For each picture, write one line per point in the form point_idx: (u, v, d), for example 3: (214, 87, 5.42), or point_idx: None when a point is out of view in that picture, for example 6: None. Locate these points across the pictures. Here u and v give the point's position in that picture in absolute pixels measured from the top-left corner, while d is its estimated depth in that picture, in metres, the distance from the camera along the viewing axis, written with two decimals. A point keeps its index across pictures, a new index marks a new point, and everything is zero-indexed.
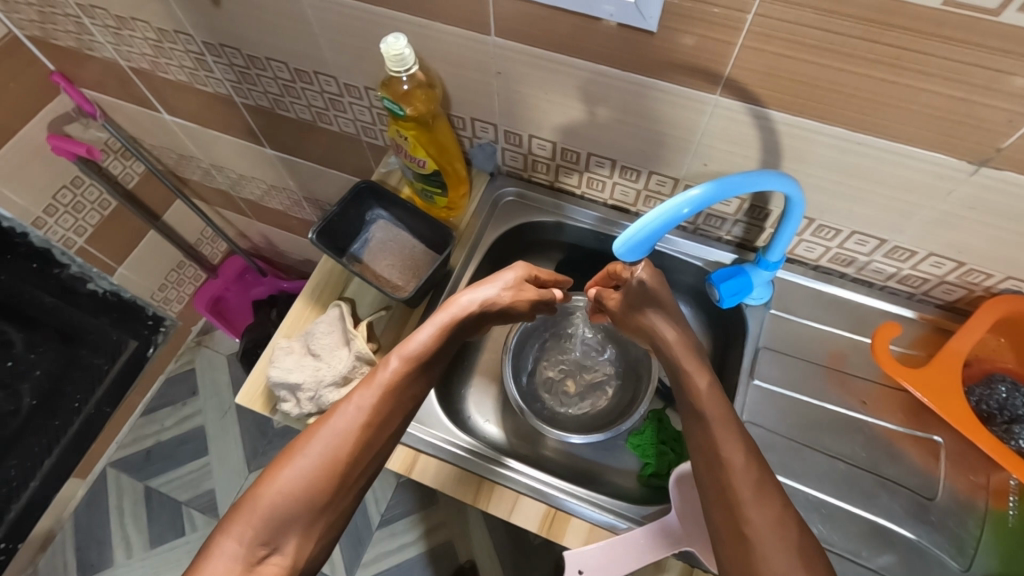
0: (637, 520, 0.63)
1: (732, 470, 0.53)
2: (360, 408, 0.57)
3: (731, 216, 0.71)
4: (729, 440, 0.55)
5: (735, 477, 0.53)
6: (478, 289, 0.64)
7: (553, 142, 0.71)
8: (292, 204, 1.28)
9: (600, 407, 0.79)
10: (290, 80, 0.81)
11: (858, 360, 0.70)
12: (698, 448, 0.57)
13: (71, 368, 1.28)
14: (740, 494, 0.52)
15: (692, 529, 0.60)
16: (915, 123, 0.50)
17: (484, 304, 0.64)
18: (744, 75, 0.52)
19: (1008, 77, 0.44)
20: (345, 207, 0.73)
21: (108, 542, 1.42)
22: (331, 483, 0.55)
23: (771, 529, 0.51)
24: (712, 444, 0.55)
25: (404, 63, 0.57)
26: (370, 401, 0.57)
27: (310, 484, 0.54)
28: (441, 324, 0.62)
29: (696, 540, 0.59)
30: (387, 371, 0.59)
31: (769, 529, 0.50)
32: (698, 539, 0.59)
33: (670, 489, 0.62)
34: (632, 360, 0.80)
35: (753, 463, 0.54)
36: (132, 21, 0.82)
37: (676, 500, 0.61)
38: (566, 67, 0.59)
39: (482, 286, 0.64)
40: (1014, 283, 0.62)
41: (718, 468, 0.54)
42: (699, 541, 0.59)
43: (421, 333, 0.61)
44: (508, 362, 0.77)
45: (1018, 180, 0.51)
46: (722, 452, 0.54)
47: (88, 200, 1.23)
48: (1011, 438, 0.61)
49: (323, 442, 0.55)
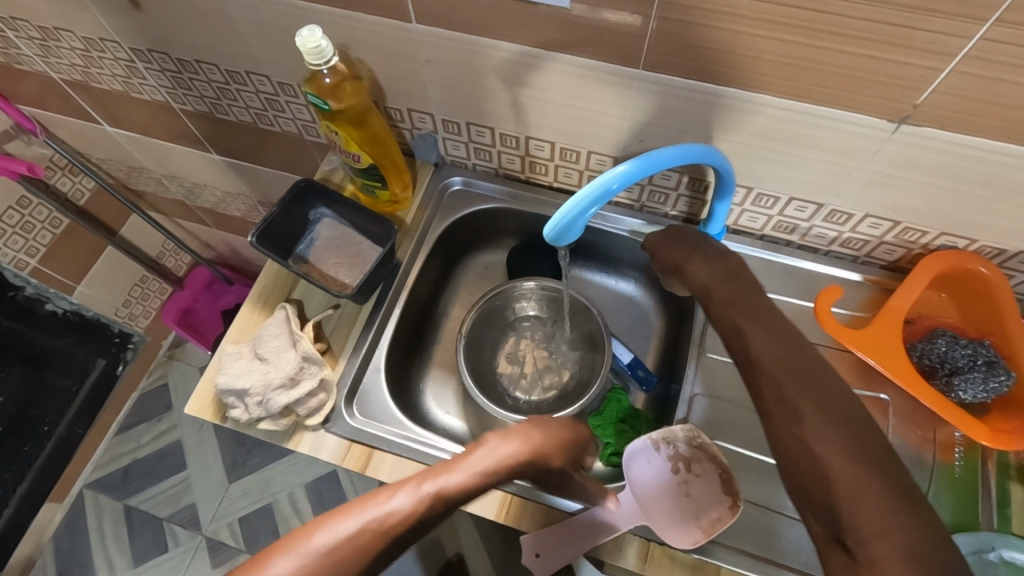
0: None
1: (767, 360, 0.49)
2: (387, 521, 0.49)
3: (673, 191, 0.71)
4: (765, 335, 0.50)
5: (766, 363, 0.49)
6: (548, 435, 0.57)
7: (491, 128, 0.71)
8: (250, 210, 1.27)
9: (576, 351, 0.80)
10: (225, 81, 0.80)
11: (807, 326, 0.71)
12: (730, 350, 0.53)
13: (38, 392, 1.36)
14: (803, 400, 0.45)
15: (654, 507, 0.61)
16: (835, 85, 0.50)
17: (544, 455, 0.56)
18: (664, 47, 0.52)
19: (914, 32, 0.44)
20: (285, 208, 0.71)
21: (90, 565, 1.40)
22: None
23: (826, 416, 0.44)
24: (741, 339, 0.52)
25: (323, 55, 0.56)
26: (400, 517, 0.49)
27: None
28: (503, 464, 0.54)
29: (657, 517, 0.60)
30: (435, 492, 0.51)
31: (829, 429, 0.43)
32: (658, 515, 0.60)
33: (627, 467, 0.63)
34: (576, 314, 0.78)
35: (786, 348, 0.49)
36: (56, 31, 0.79)
37: (635, 477, 0.62)
38: (493, 50, 0.59)
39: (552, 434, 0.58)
40: (950, 239, 0.63)
41: (749, 361, 0.50)
42: (659, 517, 0.60)
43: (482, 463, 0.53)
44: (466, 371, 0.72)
45: (940, 136, 0.51)
46: (758, 352, 0.50)
47: (37, 220, 1.20)
48: (952, 392, 0.62)
49: (333, 544, 0.47)
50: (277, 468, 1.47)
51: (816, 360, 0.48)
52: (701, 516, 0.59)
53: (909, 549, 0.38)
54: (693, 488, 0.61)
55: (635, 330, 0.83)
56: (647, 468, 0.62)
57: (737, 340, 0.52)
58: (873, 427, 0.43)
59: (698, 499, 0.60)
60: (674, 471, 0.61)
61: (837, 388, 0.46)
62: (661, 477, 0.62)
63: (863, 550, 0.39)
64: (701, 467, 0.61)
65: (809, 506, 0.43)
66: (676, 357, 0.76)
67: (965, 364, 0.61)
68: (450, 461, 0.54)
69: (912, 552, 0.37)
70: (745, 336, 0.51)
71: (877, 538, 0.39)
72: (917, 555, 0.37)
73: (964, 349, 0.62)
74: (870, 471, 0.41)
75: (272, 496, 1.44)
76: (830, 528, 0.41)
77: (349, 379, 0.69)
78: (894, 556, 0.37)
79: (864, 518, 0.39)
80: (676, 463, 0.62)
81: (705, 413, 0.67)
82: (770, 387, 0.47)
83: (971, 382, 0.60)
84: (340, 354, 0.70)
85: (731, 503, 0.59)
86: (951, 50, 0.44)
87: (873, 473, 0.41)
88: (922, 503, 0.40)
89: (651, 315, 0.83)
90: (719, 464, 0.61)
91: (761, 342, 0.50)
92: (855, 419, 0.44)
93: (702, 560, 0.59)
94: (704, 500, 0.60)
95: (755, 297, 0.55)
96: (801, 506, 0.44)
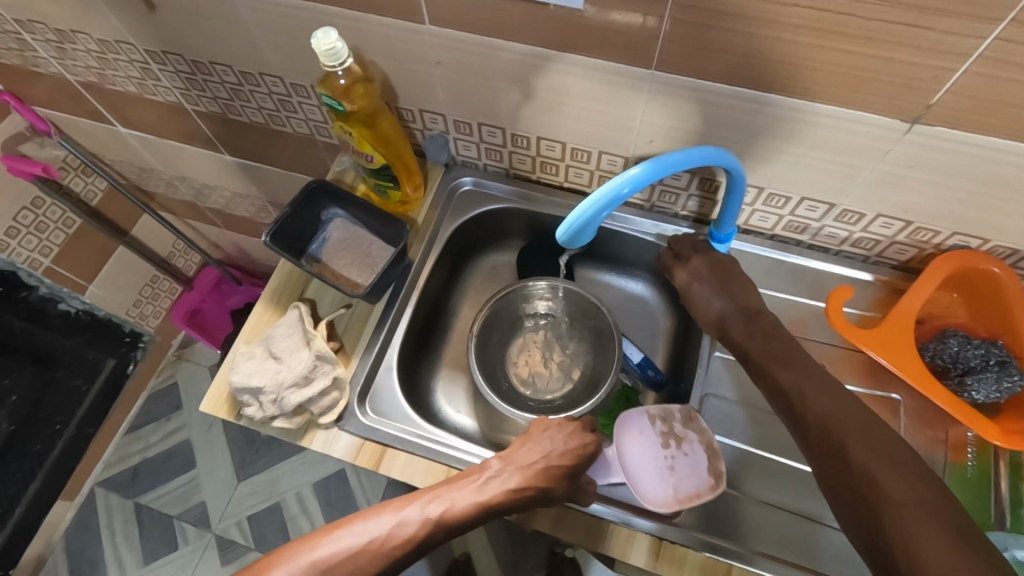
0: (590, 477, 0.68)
1: (819, 408, 0.51)
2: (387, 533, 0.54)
3: (684, 191, 0.71)
4: (807, 383, 0.53)
5: (817, 410, 0.51)
6: (550, 455, 0.59)
7: (503, 128, 0.71)
8: (259, 210, 1.27)
9: (586, 355, 0.79)
10: (238, 83, 0.80)
11: (816, 326, 0.71)
12: (777, 397, 0.55)
13: (48, 392, 1.31)
14: (854, 445, 0.47)
15: (637, 472, 0.61)
16: (849, 85, 0.50)
17: (546, 483, 0.58)
18: (675, 48, 0.53)
19: (926, 33, 0.44)
20: (298, 208, 0.72)
21: (100, 562, 1.41)
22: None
23: (882, 461, 0.46)
24: (793, 389, 0.54)
25: (338, 57, 0.56)
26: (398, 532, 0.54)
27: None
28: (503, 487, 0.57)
29: (637, 483, 0.61)
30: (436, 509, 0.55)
31: (883, 471, 0.45)
32: (638, 480, 0.61)
33: (627, 436, 0.63)
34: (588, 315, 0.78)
35: (840, 398, 0.51)
36: (72, 34, 0.80)
37: (626, 445, 0.62)
38: (505, 51, 0.59)
39: (553, 455, 0.59)
40: (962, 238, 0.63)
41: (800, 408, 0.52)
42: (639, 484, 0.61)
43: (482, 487, 0.57)
44: (479, 372, 0.72)
45: (953, 136, 0.51)
46: (811, 401, 0.52)
47: (51, 220, 1.21)
48: (965, 392, 0.61)
49: (332, 555, 0.53)
50: (285, 468, 1.48)
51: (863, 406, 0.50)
52: (680, 488, 0.60)
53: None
54: (678, 464, 0.61)
55: (646, 330, 0.83)
56: (637, 437, 0.63)
57: (779, 391, 0.55)
58: (920, 467, 0.45)
59: (681, 473, 0.61)
60: (663, 444, 0.62)
61: (887, 433, 0.48)
62: (649, 448, 0.62)
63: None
64: (690, 444, 0.62)
65: (870, 550, 0.44)
66: (686, 357, 0.76)
67: (978, 364, 0.61)
68: (450, 485, 0.57)
69: None
70: (789, 383, 0.54)
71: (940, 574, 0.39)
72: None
73: (977, 349, 0.62)
74: (924, 512, 0.42)
75: (280, 495, 1.44)
76: (890, 570, 0.42)
77: (361, 376, 0.69)
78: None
79: (924, 556, 0.40)
80: (666, 437, 0.62)
81: (714, 413, 0.68)
82: (818, 432, 0.50)
83: (983, 382, 0.60)
84: (353, 353, 0.71)
85: (714, 481, 0.60)
86: (965, 51, 0.44)
87: (926, 510, 0.42)
88: (981, 544, 0.41)
89: (661, 314, 0.83)
90: (709, 444, 0.62)
91: (815, 392, 0.52)
92: (908, 462, 0.46)
93: (714, 558, 0.59)
94: (686, 475, 0.60)
95: (795, 348, 0.58)
96: (863, 550, 0.45)
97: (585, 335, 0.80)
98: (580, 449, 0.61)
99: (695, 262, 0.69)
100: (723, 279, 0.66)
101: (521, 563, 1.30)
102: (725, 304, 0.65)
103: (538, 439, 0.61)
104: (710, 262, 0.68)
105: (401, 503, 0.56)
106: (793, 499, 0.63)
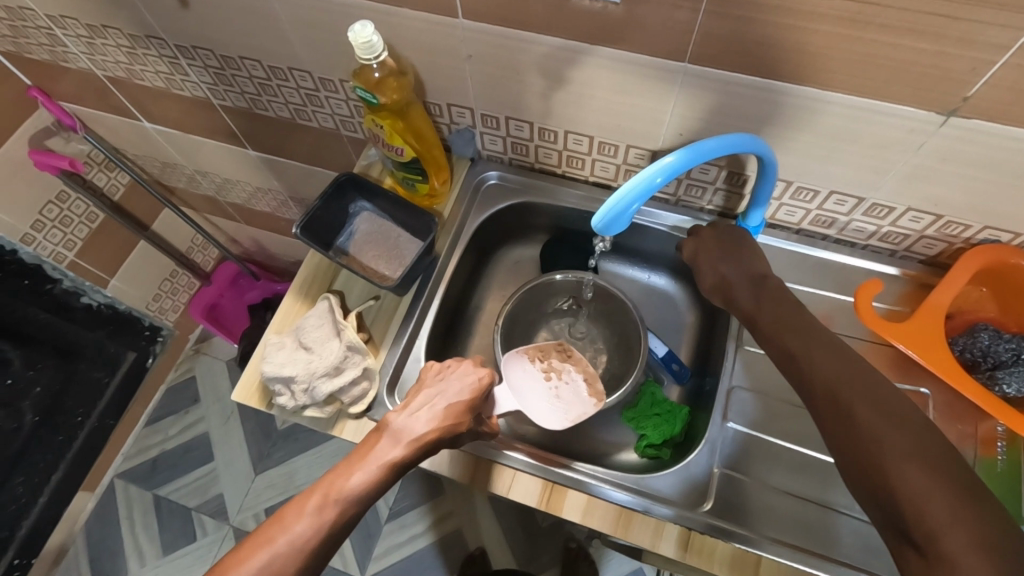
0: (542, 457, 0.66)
1: (821, 371, 0.51)
2: (302, 529, 0.50)
3: (711, 184, 0.71)
4: (813, 348, 0.53)
5: (820, 373, 0.51)
6: (439, 398, 0.59)
7: (530, 122, 0.72)
8: (280, 206, 1.28)
9: (608, 349, 0.80)
10: (266, 78, 0.81)
11: (843, 320, 0.71)
12: (788, 363, 0.54)
13: (70, 383, 1.32)
14: (855, 408, 0.47)
15: (531, 402, 0.69)
16: (889, 77, 0.50)
17: (444, 425, 0.58)
18: (709, 42, 0.53)
19: (966, 24, 0.44)
20: (327, 200, 0.72)
21: (120, 553, 1.43)
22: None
23: (886, 421, 0.46)
24: (796, 353, 0.54)
25: (373, 50, 0.57)
26: (310, 526, 0.50)
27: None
28: (404, 443, 0.55)
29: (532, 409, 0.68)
30: (345, 486, 0.52)
31: (888, 432, 0.45)
32: (535, 408, 0.69)
33: (517, 369, 0.70)
34: (611, 310, 0.79)
35: (843, 360, 0.51)
36: (103, 29, 0.82)
37: (517, 379, 0.69)
38: (535, 44, 0.59)
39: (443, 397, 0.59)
40: (992, 233, 0.63)
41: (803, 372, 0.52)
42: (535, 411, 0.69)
43: (384, 448, 0.55)
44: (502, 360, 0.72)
45: (988, 129, 0.51)
46: (814, 367, 0.51)
47: (75, 214, 1.23)
48: (996, 385, 0.61)
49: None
50: (302, 461, 1.49)
51: (866, 369, 0.50)
52: (569, 411, 0.69)
53: (976, 537, 0.39)
54: (562, 391, 0.71)
55: (669, 324, 0.83)
56: (524, 374, 0.70)
57: (786, 357, 0.55)
58: (928, 427, 0.45)
59: (567, 399, 0.70)
60: (546, 377, 0.71)
61: (894, 395, 0.48)
62: (535, 382, 0.70)
63: (931, 542, 0.40)
64: (568, 374, 0.72)
65: (878, 507, 0.44)
66: (712, 350, 0.76)
67: (1010, 359, 0.61)
68: (351, 460, 0.54)
69: (979, 537, 0.39)
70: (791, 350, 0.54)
71: (945, 530, 0.39)
72: (983, 539, 0.39)
73: (1008, 343, 0.62)
74: (927, 469, 0.42)
75: (296, 488, 1.46)
76: (900, 527, 0.42)
77: (391, 367, 0.70)
78: (964, 543, 0.39)
79: (929, 512, 0.40)
80: (547, 371, 0.71)
81: (742, 406, 0.68)
82: (823, 396, 0.50)
83: (1015, 375, 0.60)
84: (382, 344, 0.72)
85: (595, 399, 0.70)
86: (1005, 43, 0.44)
87: (932, 466, 0.42)
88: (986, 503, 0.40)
89: (684, 308, 0.83)
90: (584, 372, 0.72)
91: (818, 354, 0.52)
92: (912, 423, 0.45)
93: (743, 550, 0.60)
94: (571, 400, 0.70)
95: (804, 315, 0.57)
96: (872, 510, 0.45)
97: (608, 329, 0.81)
98: (472, 381, 0.61)
99: (711, 243, 0.69)
100: (727, 249, 0.67)
101: (535, 557, 1.31)
102: (732, 269, 0.65)
103: (428, 385, 0.60)
104: (717, 234, 0.69)
105: (308, 496, 0.52)
106: (820, 491, 0.63)
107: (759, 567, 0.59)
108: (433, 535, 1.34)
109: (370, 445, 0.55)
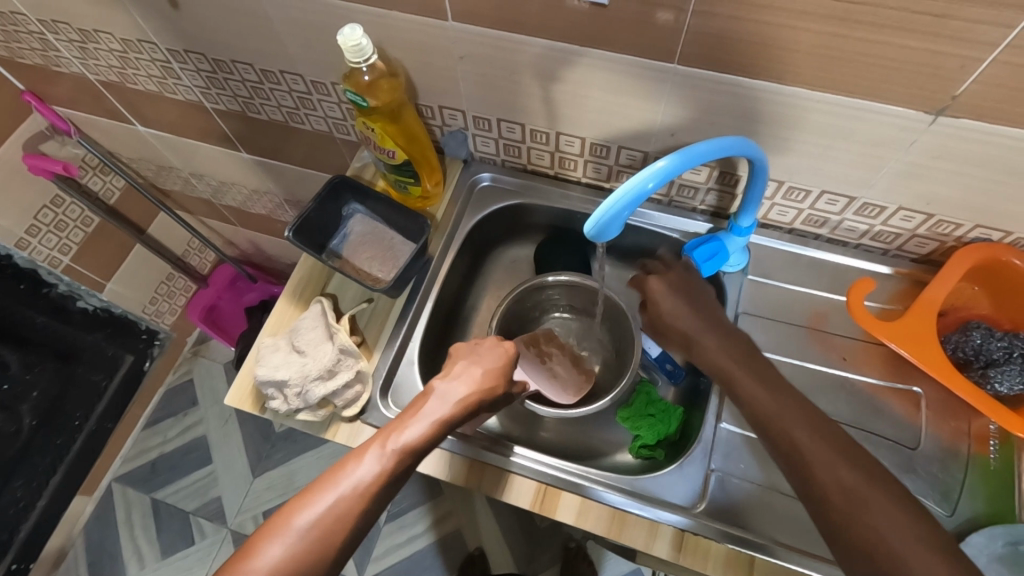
0: (538, 460, 0.66)
1: (776, 416, 0.51)
2: (364, 476, 0.51)
3: (703, 185, 0.71)
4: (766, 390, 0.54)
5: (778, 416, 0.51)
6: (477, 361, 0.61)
7: (523, 124, 0.72)
8: (276, 208, 1.28)
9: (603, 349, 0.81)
10: (258, 81, 0.81)
11: (837, 319, 0.71)
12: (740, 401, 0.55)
13: (69, 388, 1.33)
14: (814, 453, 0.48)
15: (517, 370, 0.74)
16: (879, 76, 0.50)
17: (487, 389, 0.60)
18: (698, 42, 0.53)
19: (953, 23, 0.44)
20: (320, 203, 0.72)
21: (120, 556, 1.43)
22: (321, 563, 0.48)
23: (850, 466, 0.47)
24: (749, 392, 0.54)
25: (363, 53, 0.57)
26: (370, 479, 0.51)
27: (301, 568, 0.47)
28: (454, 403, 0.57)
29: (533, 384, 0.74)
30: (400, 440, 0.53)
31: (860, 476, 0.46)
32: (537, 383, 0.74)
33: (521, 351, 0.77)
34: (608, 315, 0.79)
35: (795, 403, 0.52)
36: (96, 34, 0.82)
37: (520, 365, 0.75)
38: (525, 46, 0.59)
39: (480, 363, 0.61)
40: (984, 231, 0.63)
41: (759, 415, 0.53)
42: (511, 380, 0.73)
43: (428, 411, 0.56)
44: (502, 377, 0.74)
45: (978, 127, 0.51)
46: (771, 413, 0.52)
47: (70, 218, 1.23)
48: (988, 383, 0.62)
49: (317, 520, 0.49)
50: (301, 463, 1.49)
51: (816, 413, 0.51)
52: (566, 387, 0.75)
53: None
54: (557, 371, 0.76)
55: None
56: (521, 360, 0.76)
57: (743, 396, 0.55)
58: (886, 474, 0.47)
59: (562, 377, 0.76)
60: (541, 360, 0.77)
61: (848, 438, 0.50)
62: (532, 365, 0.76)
63: None
64: (557, 357, 0.78)
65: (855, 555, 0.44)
66: None
67: (1002, 357, 0.61)
68: (404, 417, 0.56)
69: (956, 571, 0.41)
70: (753, 395, 0.54)
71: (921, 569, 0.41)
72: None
73: (1000, 341, 0.62)
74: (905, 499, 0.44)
75: (296, 490, 1.46)
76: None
77: (384, 370, 0.70)
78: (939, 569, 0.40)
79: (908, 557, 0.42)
80: (541, 356, 0.77)
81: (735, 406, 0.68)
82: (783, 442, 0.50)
83: (1007, 373, 0.60)
84: (375, 347, 0.72)
85: (585, 376, 0.78)
86: (992, 41, 0.44)
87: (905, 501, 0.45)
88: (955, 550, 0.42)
89: None
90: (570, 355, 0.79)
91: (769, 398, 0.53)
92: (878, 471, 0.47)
93: (737, 550, 0.60)
94: (564, 377, 0.76)
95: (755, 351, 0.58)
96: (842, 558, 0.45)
97: (606, 331, 0.81)
98: (501, 352, 0.63)
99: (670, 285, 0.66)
100: (687, 293, 0.65)
101: (535, 557, 1.31)
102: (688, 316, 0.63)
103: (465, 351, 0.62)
104: (675, 278, 0.67)
105: (360, 452, 0.53)
106: None
107: (753, 567, 0.60)
108: (434, 535, 1.34)
109: (413, 410, 0.57)
